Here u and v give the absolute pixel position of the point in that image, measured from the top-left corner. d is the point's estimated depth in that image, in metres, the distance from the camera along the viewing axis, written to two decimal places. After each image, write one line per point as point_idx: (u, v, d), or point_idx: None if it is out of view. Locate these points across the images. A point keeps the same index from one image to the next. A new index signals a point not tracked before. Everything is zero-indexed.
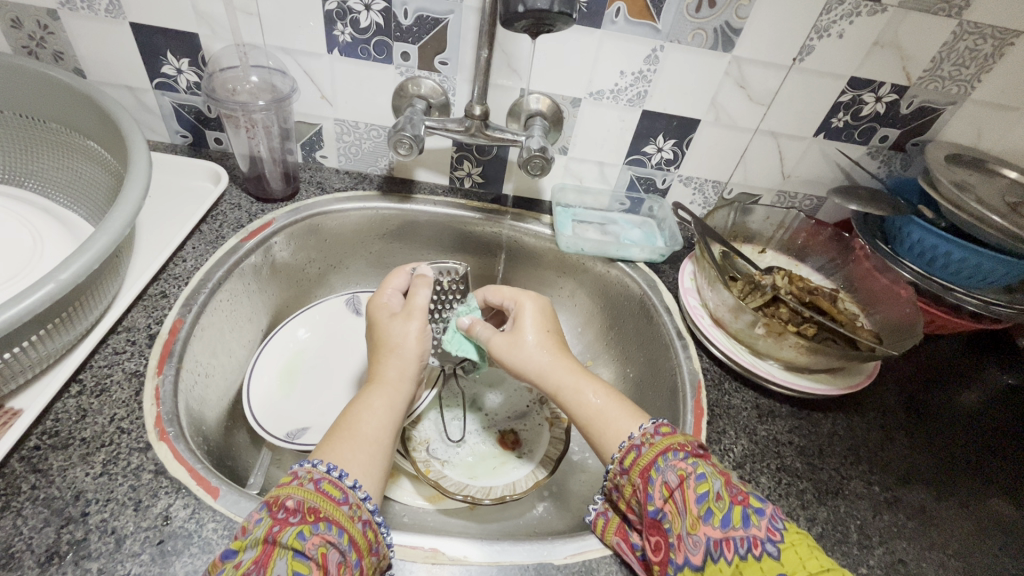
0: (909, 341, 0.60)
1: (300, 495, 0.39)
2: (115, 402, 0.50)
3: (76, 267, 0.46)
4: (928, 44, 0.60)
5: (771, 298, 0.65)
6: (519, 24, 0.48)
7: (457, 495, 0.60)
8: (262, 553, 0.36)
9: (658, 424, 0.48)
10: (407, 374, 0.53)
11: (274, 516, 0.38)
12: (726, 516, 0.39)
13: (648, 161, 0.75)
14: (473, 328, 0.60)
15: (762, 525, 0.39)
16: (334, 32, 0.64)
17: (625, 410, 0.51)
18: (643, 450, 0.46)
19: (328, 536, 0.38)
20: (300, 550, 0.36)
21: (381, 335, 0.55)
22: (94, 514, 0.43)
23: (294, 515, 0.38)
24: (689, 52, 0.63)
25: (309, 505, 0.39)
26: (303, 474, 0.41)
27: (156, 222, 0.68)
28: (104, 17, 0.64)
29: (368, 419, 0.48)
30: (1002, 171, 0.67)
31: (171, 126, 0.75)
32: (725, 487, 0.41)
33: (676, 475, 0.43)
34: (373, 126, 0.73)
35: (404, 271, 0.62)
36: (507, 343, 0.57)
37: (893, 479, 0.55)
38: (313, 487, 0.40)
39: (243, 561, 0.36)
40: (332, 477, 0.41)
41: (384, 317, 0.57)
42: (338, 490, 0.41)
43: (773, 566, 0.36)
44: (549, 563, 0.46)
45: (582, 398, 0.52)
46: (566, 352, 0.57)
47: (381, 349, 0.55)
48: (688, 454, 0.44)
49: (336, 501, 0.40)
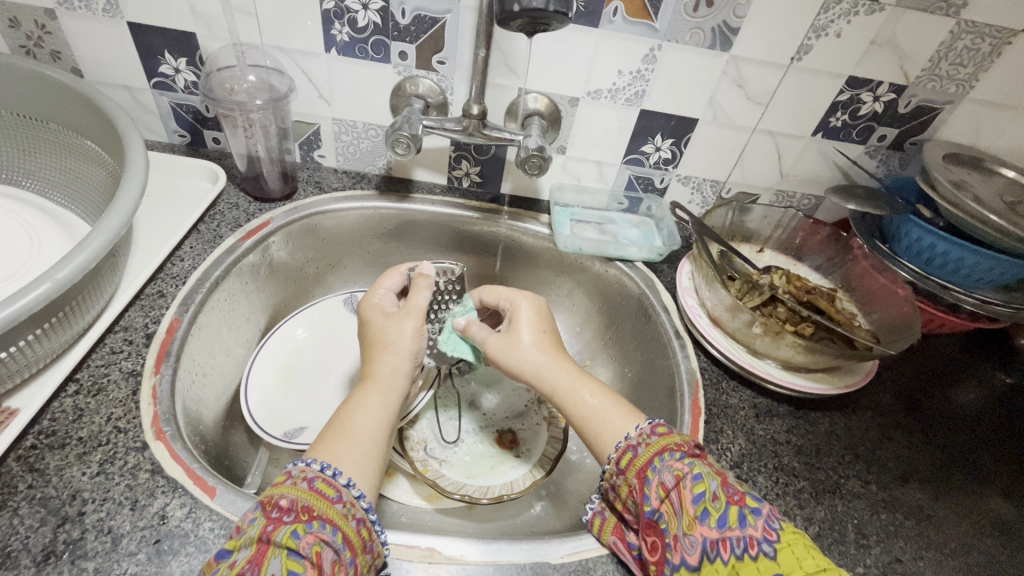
0: (906, 340, 0.60)
1: (294, 494, 0.39)
2: (111, 401, 0.50)
3: (72, 266, 0.46)
4: (926, 42, 0.60)
5: (768, 298, 0.65)
6: (515, 23, 0.48)
7: (455, 495, 0.60)
8: (256, 552, 0.36)
9: (654, 424, 0.48)
10: (402, 374, 0.53)
11: (268, 515, 0.38)
12: (722, 516, 0.39)
13: (647, 161, 0.75)
14: (469, 328, 0.60)
15: (757, 525, 0.39)
16: (332, 31, 0.64)
17: (620, 409, 0.51)
18: (639, 451, 0.46)
19: (322, 535, 0.38)
20: (295, 549, 0.36)
21: (375, 334, 0.55)
22: (91, 513, 0.43)
23: (288, 514, 0.38)
24: (687, 51, 0.63)
25: (303, 504, 0.39)
26: (297, 473, 0.41)
27: (154, 221, 0.68)
28: (102, 16, 0.64)
29: (362, 418, 0.48)
30: (1000, 170, 0.67)
31: (169, 125, 0.75)
32: (721, 487, 0.41)
33: (672, 476, 0.43)
34: (372, 125, 0.73)
35: (400, 271, 0.62)
36: (503, 343, 0.57)
37: (890, 478, 0.55)
38: (307, 485, 0.40)
39: (237, 560, 0.36)
40: (325, 476, 0.41)
41: (378, 317, 0.56)
42: (333, 488, 0.41)
43: (769, 566, 0.36)
44: (546, 563, 0.46)
45: (577, 398, 0.52)
46: (563, 353, 0.57)
47: (375, 348, 0.54)
48: (684, 454, 0.44)
49: (330, 500, 0.40)
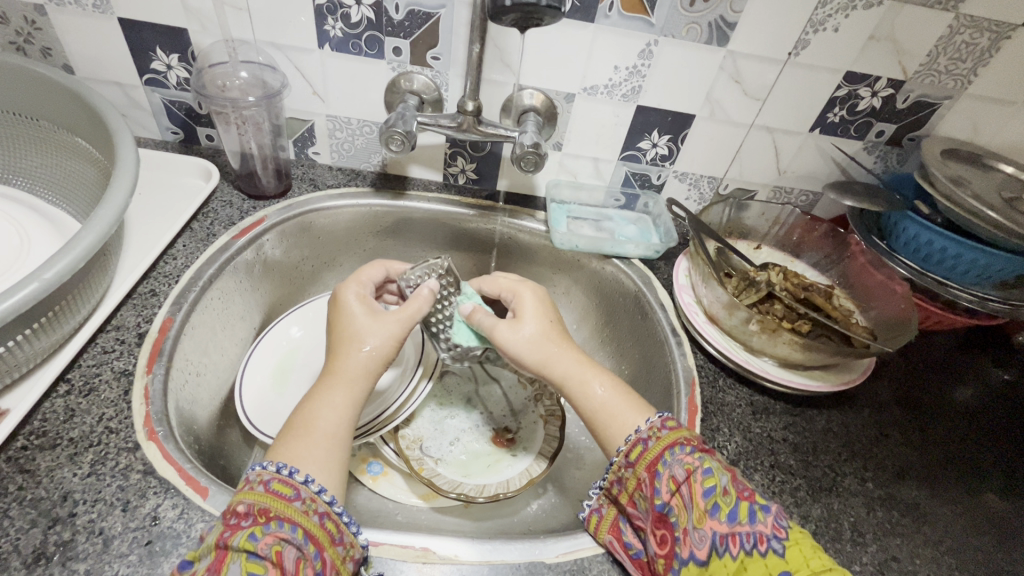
0: (902, 337, 0.59)
1: (251, 499, 0.39)
2: (103, 402, 0.49)
3: (60, 266, 0.45)
4: (924, 36, 0.60)
5: (766, 294, 0.64)
6: (508, 17, 0.47)
7: (451, 493, 0.60)
8: (215, 559, 0.36)
9: (665, 416, 0.48)
10: (370, 371, 0.51)
11: (226, 522, 0.38)
12: (732, 511, 0.40)
13: (643, 157, 0.74)
14: (475, 315, 0.59)
15: (767, 522, 0.39)
16: (325, 26, 0.63)
17: (630, 404, 0.51)
18: (650, 444, 0.46)
19: (281, 534, 0.38)
20: (253, 551, 0.36)
21: (347, 327, 0.53)
22: (82, 514, 0.42)
23: (245, 518, 0.38)
24: (684, 46, 0.62)
25: (259, 507, 0.39)
26: (253, 477, 0.41)
27: (146, 218, 0.67)
28: (92, 12, 0.63)
29: (322, 413, 0.47)
30: (999, 166, 0.66)
31: (161, 122, 0.75)
32: (731, 482, 0.42)
33: (683, 470, 0.43)
34: (366, 122, 0.73)
35: (382, 265, 0.62)
36: (510, 332, 0.56)
37: (886, 476, 0.55)
38: (264, 489, 0.40)
39: (198, 569, 0.36)
40: (282, 476, 0.41)
41: (355, 308, 0.54)
42: (289, 487, 0.40)
43: (777, 564, 0.37)
44: (540, 562, 0.45)
45: (588, 391, 0.52)
46: (571, 342, 0.56)
47: (346, 340, 0.52)
48: (694, 449, 0.44)
49: (287, 499, 0.40)
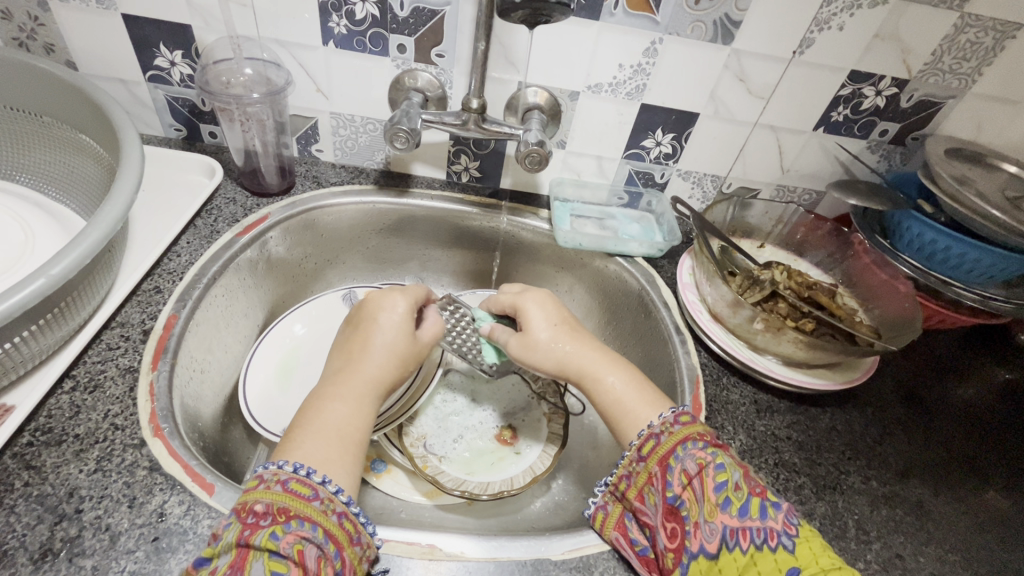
0: (907, 337, 0.60)
1: (268, 498, 0.39)
2: (109, 398, 0.49)
3: (67, 261, 0.45)
4: (928, 35, 0.60)
5: (770, 293, 0.65)
6: (516, 14, 0.47)
7: (454, 491, 0.59)
8: (237, 556, 0.36)
9: (677, 412, 0.47)
10: (384, 375, 0.51)
11: (244, 521, 0.38)
12: (743, 506, 0.40)
13: (648, 155, 0.74)
14: (494, 334, 0.60)
15: (778, 518, 0.40)
16: (329, 23, 0.63)
17: (644, 399, 0.50)
18: (662, 439, 0.46)
19: (303, 533, 0.38)
20: (276, 551, 0.36)
21: (378, 334, 0.53)
22: (88, 511, 0.42)
23: (264, 518, 0.38)
24: (689, 44, 0.62)
25: (279, 506, 0.38)
26: (270, 477, 0.40)
27: (151, 213, 0.67)
28: (96, 8, 0.63)
29: (335, 413, 0.46)
30: (1002, 165, 0.66)
31: (164, 119, 0.75)
32: (743, 478, 0.42)
33: (695, 464, 0.43)
34: (369, 119, 0.72)
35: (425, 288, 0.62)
36: (521, 347, 0.57)
37: (891, 475, 0.55)
38: (281, 488, 0.39)
39: (218, 567, 0.36)
40: (300, 476, 0.40)
41: (399, 321, 0.55)
42: (308, 486, 0.40)
43: (786, 559, 0.38)
44: (547, 559, 0.45)
45: (602, 385, 0.52)
46: (582, 336, 0.56)
47: (372, 345, 0.52)
48: (707, 444, 0.44)
49: (306, 498, 0.39)
